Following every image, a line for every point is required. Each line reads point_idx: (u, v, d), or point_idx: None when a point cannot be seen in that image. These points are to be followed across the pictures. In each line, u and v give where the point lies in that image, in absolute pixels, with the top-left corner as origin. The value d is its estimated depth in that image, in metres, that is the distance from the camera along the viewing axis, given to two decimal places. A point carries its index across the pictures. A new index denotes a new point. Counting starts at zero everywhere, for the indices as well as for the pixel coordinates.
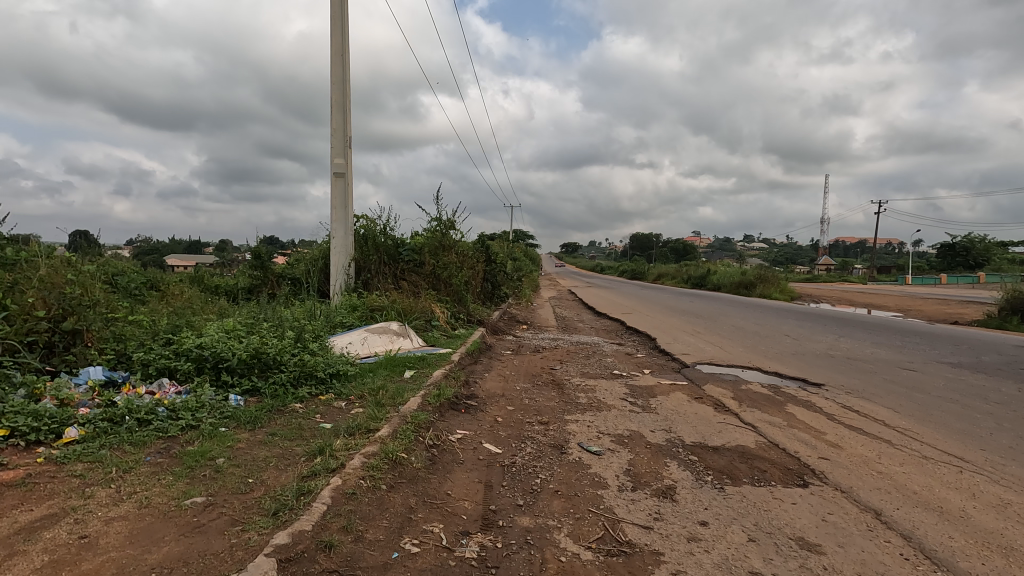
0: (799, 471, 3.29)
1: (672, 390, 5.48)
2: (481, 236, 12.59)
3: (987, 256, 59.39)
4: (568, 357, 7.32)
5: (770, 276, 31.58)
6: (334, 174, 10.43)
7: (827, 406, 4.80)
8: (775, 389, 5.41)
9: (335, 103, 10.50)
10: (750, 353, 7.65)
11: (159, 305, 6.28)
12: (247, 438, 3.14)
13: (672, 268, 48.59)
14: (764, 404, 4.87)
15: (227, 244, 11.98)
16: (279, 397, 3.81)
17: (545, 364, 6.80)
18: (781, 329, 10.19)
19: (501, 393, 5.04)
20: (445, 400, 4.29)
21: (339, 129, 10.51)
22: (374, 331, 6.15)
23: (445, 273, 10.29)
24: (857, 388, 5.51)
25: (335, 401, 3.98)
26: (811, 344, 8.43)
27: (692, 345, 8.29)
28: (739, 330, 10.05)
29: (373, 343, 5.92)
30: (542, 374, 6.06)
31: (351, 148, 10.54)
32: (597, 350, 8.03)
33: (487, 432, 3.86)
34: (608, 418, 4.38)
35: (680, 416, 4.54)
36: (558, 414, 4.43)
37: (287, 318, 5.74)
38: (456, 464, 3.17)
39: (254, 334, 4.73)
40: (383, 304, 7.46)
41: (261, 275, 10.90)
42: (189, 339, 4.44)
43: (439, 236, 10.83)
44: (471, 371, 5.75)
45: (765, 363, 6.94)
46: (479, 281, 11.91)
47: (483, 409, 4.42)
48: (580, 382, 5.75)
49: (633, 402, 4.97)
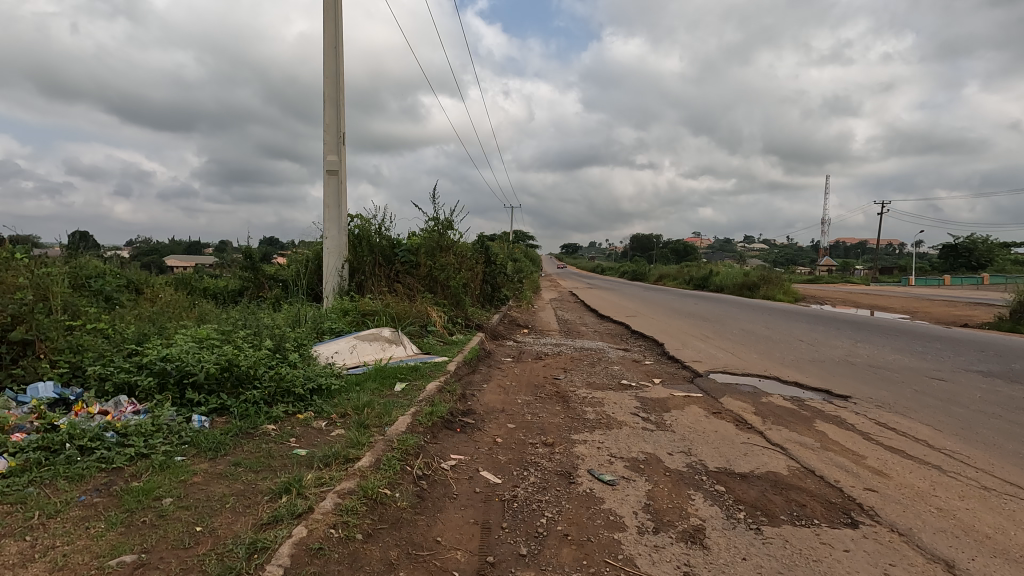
0: (844, 506, 2.85)
1: (687, 403, 5.04)
2: (480, 237, 12.15)
3: (991, 257, 58.92)
4: (573, 365, 6.87)
5: (774, 277, 31.17)
6: (327, 172, 10.00)
7: (859, 424, 4.35)
8: (799, 403, 4.97)
9: (328, 97, 10.07)
10: (766, 360, 7.20)
11: (135, 310, 5.84)
12: (205, 471, 2.69)
13: (674, 269, 48.23)
14: (791, 420, 4.43)
15: (220, 244, 11.57)
16: (249, 418, 3.37)
17: (547, 373, 6.36)
18: (794, 334, 9.74)
19: (501, 408, 4.60)
20: (438, 418, 3.86)
21: (333, 125, 10.08)
22: (363, 338, 5.72)
23: (442, 275, 9.83)
24: (888, 402, 5.07)
25: (315, 421, 3.54)
26: (828, 350, 7.98)
27: (703, 351, 7.84)
28: (750, 334, 9.60)
29: (362, 351, 5.50)
30: (545, 385, 5.63)
31: (345, 145, 10.11)
32: (602, 357, 7.59)
33: (485, 456, 3.42)
34: (620, 438, 3.94)
35: (699, 434, 4.10)
36: (564, 433, 4.00)
37: (270, 324, 5.30)
38: (449, 500, 2.73)
39: (229, 343, 4.29)
40: (375, 308, 7.02)
41: (252, 277, 10.47)
42: (155, 350, 4.00)
43: (437, 236, 10.38)
44: (469, 382, 5.32)
45: (784, 372, 6.49)
46: (478, 283, 11.48)
47: (481, 428, 3.99)
48: (586, 394, 5.31)
49: (645, 418, 4.53)
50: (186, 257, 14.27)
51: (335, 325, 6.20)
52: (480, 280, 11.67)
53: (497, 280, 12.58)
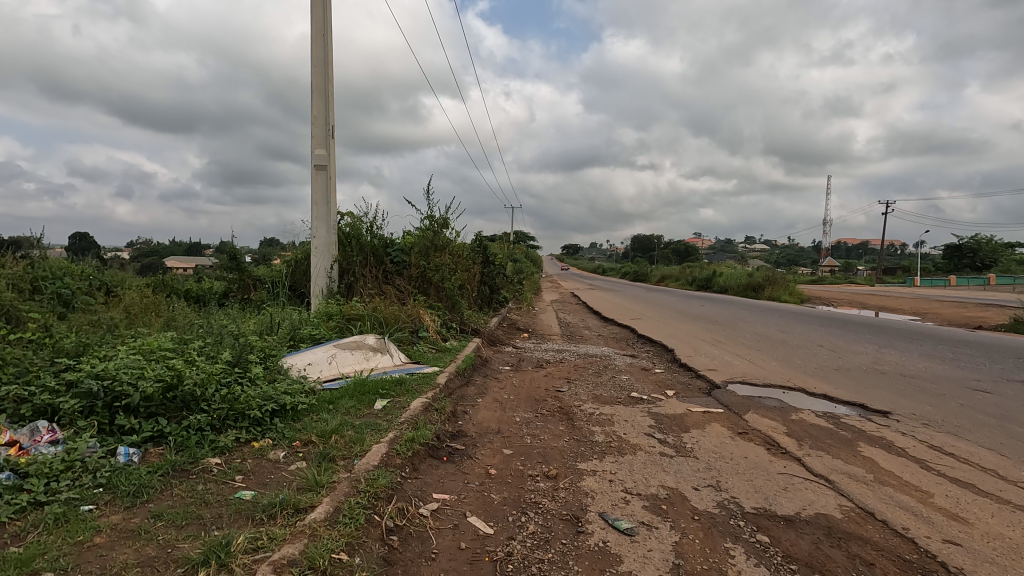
0: (924, 567, 2.26)
1: (707, 421, 4.44)
2: (478, 236, 11.54)
3: (996, 257, 58.27)
4: (576, 375, 6.28)
5: (779, 278, 30.54)
6: (315, 167, 9.41)
7: (909, 448, 3.77)
8: (836, 421, 4.38)
9: (316, 88, 9.50)
10: (787, 368, 6.61)
11: (91, 316, 5.25)
12: (112, 528, 2.10)
13: (676, 270, 47.63)
14: (831, 443, 3.83)
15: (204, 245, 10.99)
16: (189, 449, 2.78)
17: (549, 384, 5.76)
18: (812, 338, 9.14)
19: (496, 429, 4.01)
20: (421, 446, 3.27)
21: (321, 118, 9.52)
22: (343, 347, 5.13)
23: (437, 275, 9.15)
24: (935, 419, 4.47)
25: (272, 452, 2.95)
26: (853, 357, 7.38)
27: (718, 358, 7.25)
28: (765, 339, 9.01)
29: (342, 361, 4.92)
30: (546, 399, 5.03)
31: (334, 138, 9.54)
32: (608, 365, 6.98)
33: (475, 494, 2.84)
34: (636, 468, 3.36)
35: (727, 462, 3.50)
36: (569, 462, 3.40)
37: (239, 332, 4.70)
38: (425, 563, 2.14)
39: (182, 356, 3.70)
40: (361, 312, 6.42)
41: (237, 278, 9.87)
42: (91, 365, 3.41)
43: (431, 235, 9.78)
44: (461, 397, 4.74)
45: (809, 382, 5.91)
46: (475, 284, 10.89)
47: (472, 456, 3.40)
48: (593, 410, 4.72)
49: (662, 440, 3.94)
50: (177, 257, 13.69)
51: (315, 332, 5.61)
52: (477, 281, 11.07)
53: (495, 281, 11.97)
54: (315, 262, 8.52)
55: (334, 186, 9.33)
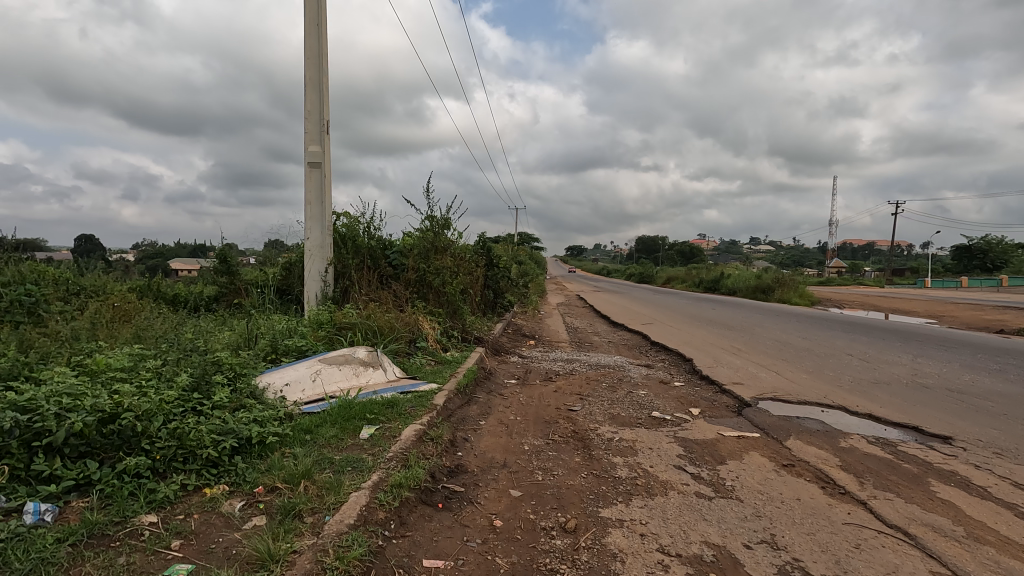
0: None
1: (744, 450, 3.86)
2: (481, 237, 10.96)
3: (1007, 258, 57.37)
4: (589, 390, 5.70)
5: (789, 280, 29.85)
6: (309, 164, 8.86)
7: (992, 487, 3.18)
8: (894, 451, 3.79)
9: (310, 81, 8.97)
10: (821, 382, 6.01)
11: (50, 326, 4.70)
12: None
13: (681, 271, 46.95)
14: (898, 480, 3.24)
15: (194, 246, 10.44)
16: (120, 504, 2.22)
17: (560, 402, 5.18)
18: (838, 347, 8.52)
19: (502, 462, 3.44)
20: (411, 491, 2.70)
21: (314, 113, 8.99)
22: (329, 362, 4.56)
23: (438, 279, 8.57)
24: (1008, 448, 3.88)
25: (225, 503, 2.39)
26: (889, 369, 6.77)
27: (742, 370, 6.65)
28: (788, 348, 8.41)
29: (330, 379, 4.38)
30: (558, 421, 4.45)
31: (329, 134, 9.00)
32: (623, 378, 6.40)
33: (476, 559, 2.27)
34: (671, 516, 2.78)
35: (779, 507, 2.92)
36: (590, 509, 2.83)
37: (211, 345, 4.16)
38: None
39: (133, 380, 3.15)
40: (353, 321, 5.86)
41: (228, 283, 9.34)
42: (19, 390, 2.84)
43: (432, 236, 9.25)
44: (462, 421, 4.18)
45: (848, 400, 5.32)
46: (478, 288, 10.34)
47: (473, 501, 2.83)
48: (611, 434, 4.16)
49: (696, 476, 3.36)
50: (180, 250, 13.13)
51: (301, 343, 5.07)
52: (480, 285, 10.49)
53: (499, 285, 11.39)
54: (308, 265, 8.03)
55: (329, 184, 8.80)
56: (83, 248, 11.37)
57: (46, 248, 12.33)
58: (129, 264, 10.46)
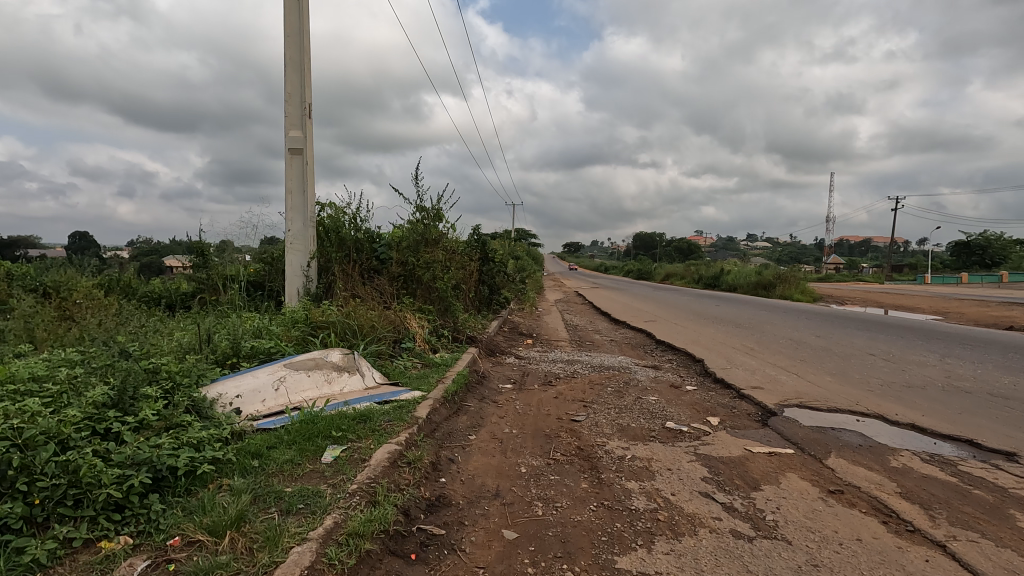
0: None
1: (779, 471, 3.27)
2: (475, 230, 10.33)
3: (1008, 254, 56.95)
4: (592, 396, 5.10)
5: (791, 275, 29.24)
6: (290, 151, 8.23)
7: None
8: (958, 473, 3.21)
9: (290, 61, 8.34)
10: (848, 386, 5.43)
11: None
12: None
13: (680, 268, 46.48)
14: (975, 514, 2.65)
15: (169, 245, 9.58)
16: None
17: (561, 410, 4.59)
18: (856, 346, 7.94)
19: (494, 490, 2.85)
20: (374, 541, 2.10)
21: (296, 96, 8.37)
22: (295, 367, 3.97)
23: (427, 274, 7.92)
24: None
25: (122, 565, 1.80)
26: (919, 371, 6.20)
27: (759, 373, 6.06)
28: (804, 347, 7.83)
29: (296, 388, 3.80)
30: (560, 436, 3.87)
31: (311, 119, 8.38)
32: (630, 382, 5.81)
33: None
34: (706, 568, 2.19)
35: (839, 553, 2.33)
36: (603, 558, 2.23)
37: (154, 349, 3.55)
38: None
39: (37, 394, 2.55)
40: (330, 319, 5.26)
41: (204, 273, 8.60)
42: None
43: (422, 228, 8.48)
44: (449, 437, 3.59)
45: (884, 407, 4.74)
46: (472, 284, 9.74)
47: (456, 549, 2.24)
48: (623, 452, 3.57)
49: (729, 508, 2.77)
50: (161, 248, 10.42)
51: (267, 346, 4.47)
52: (474, 280, 9.88)
53: (494, 280, 10.77)
54: (290, 258, 7.69)
55: (311, 173, 8.17)
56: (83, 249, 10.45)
57: (36, 245, 11.73)
58: (122, 257, 9.88)
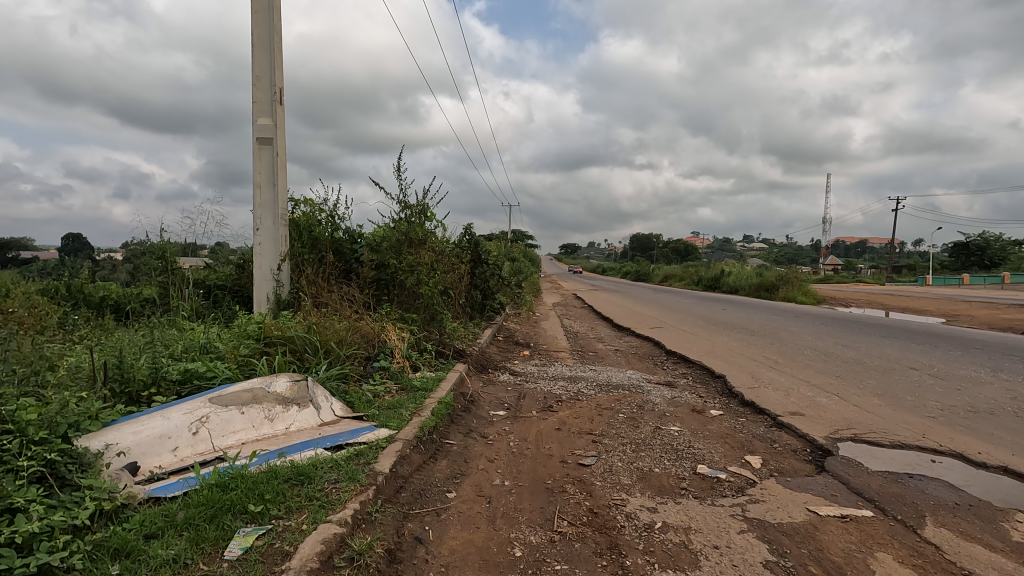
0: None
1: (866, 550, 2.40)
2: (467, 229, 9.47)
3: (1008, 254, 56.35)
4: (603, 427, 4.24)
5: (793, 276, 28.44)
6: (258, 141, 7.34)
7: None
8: None
9: (259, 41, 7.44)
10: (905, 413, 4.58)
11: None
12: None
13: (678, 269, 45.76)
14: None
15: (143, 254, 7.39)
16: None
17: (565, 448, 3.71)
18: (892, 358, 7.09)
19: None
20: None
21: (265, 79, 7.47)
22: (224, 403, 3.09)
23: (411, 277, 7.03)
24: None
25: None
26: (978, 390, 5.34)
27: (794, 394, 5.19)
28: (834, 359, 6.97)
29: (222, 430, 2.93)
30: (565, 491, 2.99)
31: (282, 105, 7.50)
32: (645, 406, 4.94)
33: None
34: None
35: None
36: None
37: (25, 382, 2.67)
38: None
39: None
40: (288, 333, 4.36)
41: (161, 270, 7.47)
42: None
43: (406, 227, 7.57)
44: (420, 498, 2.71)
45: (958, 442, 3.89)
46: (462, 288, 8.87)
47: None
48: (649, 516, 2.70)
49: None
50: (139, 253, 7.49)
51: (189, 371, 3.59)
52: (465, 285, 9.00)
53: (487, 284, 9.87)
54: (258, 261, 6.83)
55: (283, 165, 7.28)
56: (76, 249, 9.54)
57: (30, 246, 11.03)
58: (109, 255, 9.00)
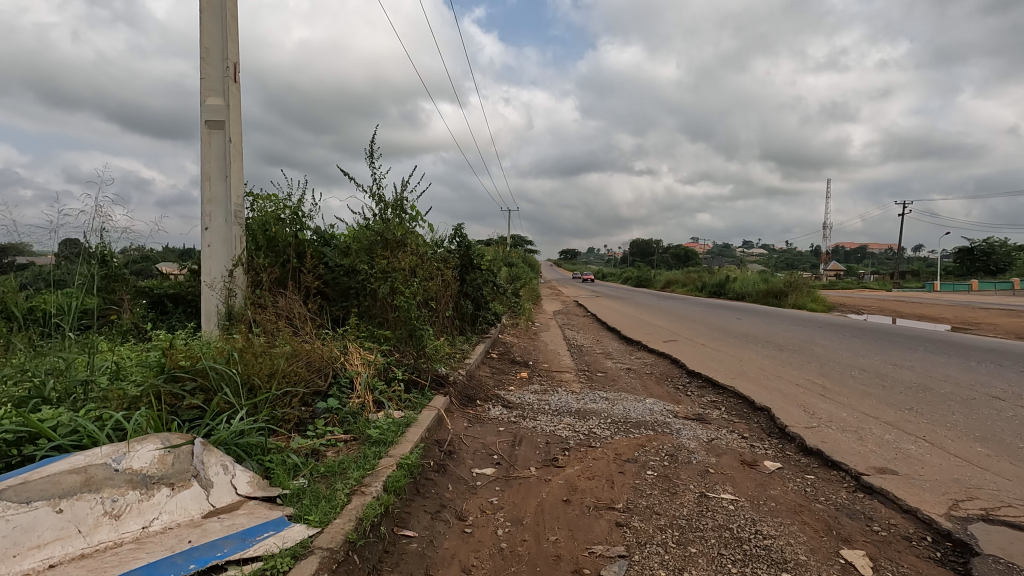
0: None
1: None
2: (456, 230, 8.29)
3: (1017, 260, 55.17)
4: (629, 496, 3.04)
5: (803, 283, 27.15)
6: (206, 124, 6.10)
7: None
8: None
9: (208, 3, 6.12)
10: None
11: None
12: None
13: (681, 276, 44.47)
14: None
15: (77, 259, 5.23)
16: None
17: (579, 542, 2.51)
18: (962, 383, 5.89)
19: None
20: None
21: (215, 49, 6.16)
22: (28, 499, 1.90)
23: (385, 285, 5.84)
24: None
25: None
26: None
27: (869, 439, 4.00)
28: (895, 385, 5.76)
29: (11, 549, 1.75)
30: None
31: (236, 82, 6.18)
32: (680, 457, 3.73)
33: None
34: None
35: None
36: None
37: None
38: None
39: None
40: (199, 365, 3.13)
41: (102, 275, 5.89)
42: None
43: (381, 227, 6.39)
44: None
45: None
46: (449, 298, 7.67)
47: None
48: None
49: None
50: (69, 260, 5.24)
51: (17, 433, 2.41)
52: (452, 294, 7.81)
53: (479, 293, 8.68)
54: (206, 265, 5.76)
55: (237, 152, 6.08)
56: None
57: None
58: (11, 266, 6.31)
